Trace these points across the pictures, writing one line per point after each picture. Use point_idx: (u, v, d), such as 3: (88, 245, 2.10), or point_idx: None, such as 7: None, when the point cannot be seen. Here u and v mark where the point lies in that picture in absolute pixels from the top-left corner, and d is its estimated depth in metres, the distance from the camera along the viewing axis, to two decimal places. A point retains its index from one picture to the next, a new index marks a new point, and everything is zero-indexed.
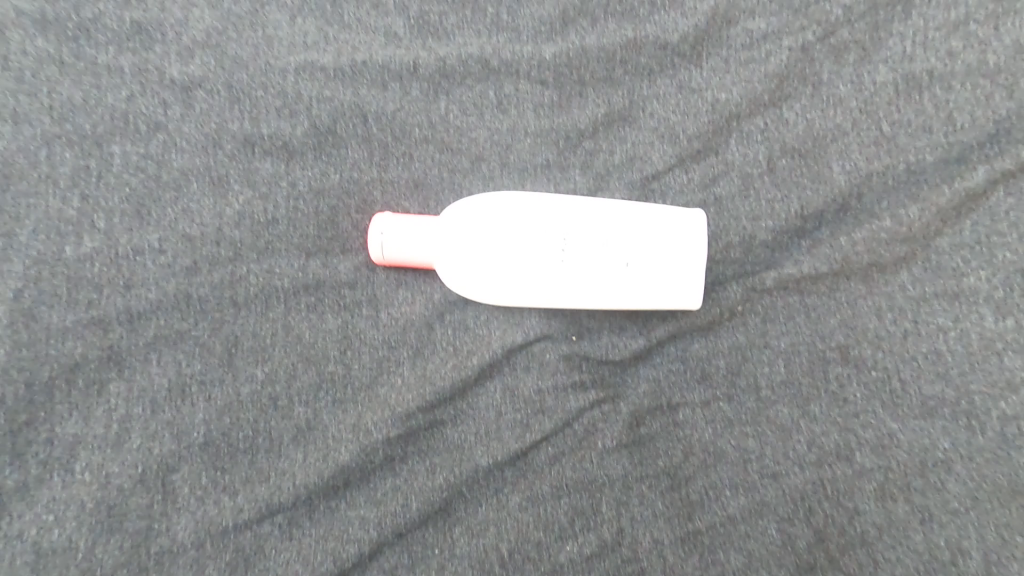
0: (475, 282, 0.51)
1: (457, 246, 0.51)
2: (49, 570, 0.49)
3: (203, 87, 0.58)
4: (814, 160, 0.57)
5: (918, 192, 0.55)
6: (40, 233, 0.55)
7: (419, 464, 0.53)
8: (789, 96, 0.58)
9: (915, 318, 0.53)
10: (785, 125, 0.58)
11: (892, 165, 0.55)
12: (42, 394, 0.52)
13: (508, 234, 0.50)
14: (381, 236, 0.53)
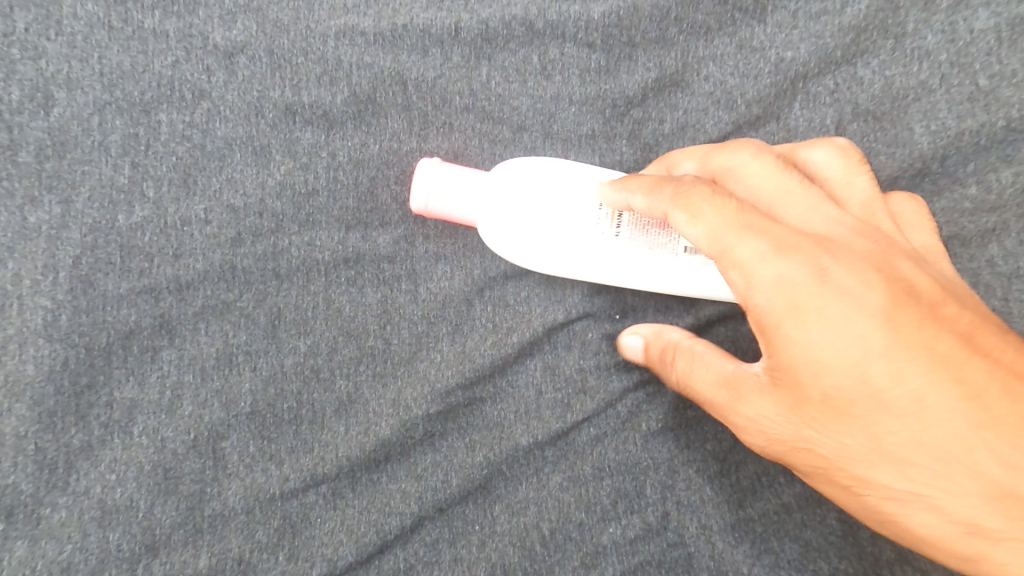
0: (519, 246, 0.51)
1: (503, 207, 0.50)
2: (112, 526, 0.52)
3: (245, 53, 0.57)
4: (893, 122, 0.53)
5: (1014, 154, 0.50)
6: (94, 201, 0.55)
7: (459, 440, 0.53)
8: (864, 52, 0.54)
9: (1005, 296, 0.49)
10: (859, 84, 0.54)
11: (989, 123, 0.51)
12: (101, 359, 0.54)
13: (563, 199, 0.49)
14: (427, 185, 0.50)
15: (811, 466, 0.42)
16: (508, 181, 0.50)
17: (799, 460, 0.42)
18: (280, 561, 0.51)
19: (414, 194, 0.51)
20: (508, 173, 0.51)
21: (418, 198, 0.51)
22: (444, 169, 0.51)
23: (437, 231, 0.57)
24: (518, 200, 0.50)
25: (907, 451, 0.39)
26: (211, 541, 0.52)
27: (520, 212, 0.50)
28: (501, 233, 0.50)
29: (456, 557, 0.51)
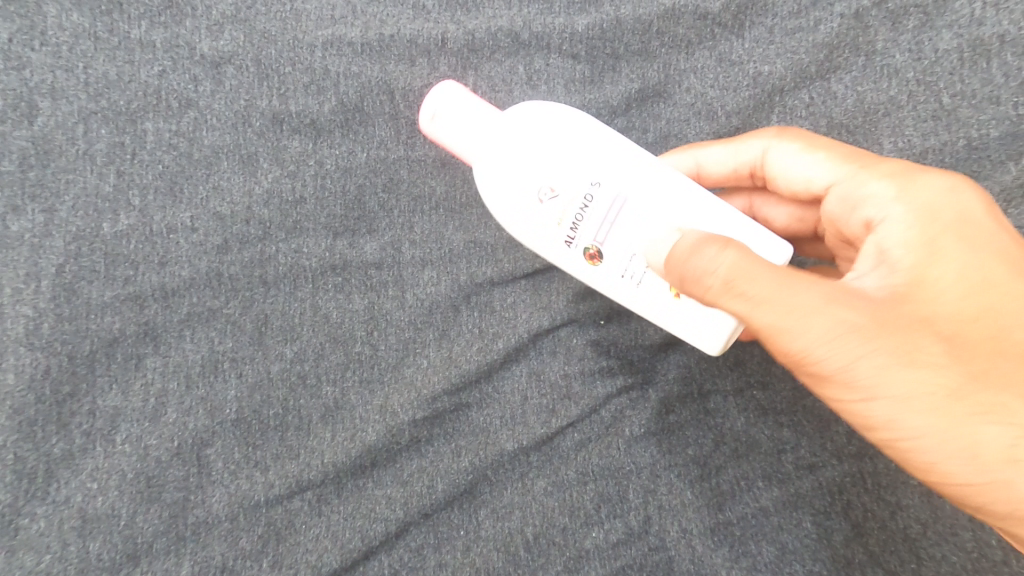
0: (503, 196, 0.46)
1: (503, 148, 0.45)
2: (94, 535, 0.51)
3: (232, 62, 0.57)
4: (863, 137, 0.55)
5: (978, 171, 0.52)
6: (78, 210, 0.55)
7: (444, 446, 0.53)
8: (837, 67, 0.55)
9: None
10: (834, 98, 0.55)
11: (951, 141, 0.53)
12: (83, 367, 0.53)
13: (561, 158, 0.43)
14: (439, 105, 0.47)
15: (895, 377, 0.37)
16: (530, 128, 0.45)
17: (880, 374, 0.37)
18: (263, 568, 0.51)
19: (426, 102, 0.47)
20: (537, 111, 0.45)
21: (429, 106, 0.47)
22: (463, 94, 0.47)
23: (423, 236, 0.57)
24: (534, 150, 0.44)
25: (990, 371, 0.38)
26: (193, 549, 0.51)
27: (515, 154, 0.44)
28: (491, 173, 0.46)
29: (441, 562, 0.51)
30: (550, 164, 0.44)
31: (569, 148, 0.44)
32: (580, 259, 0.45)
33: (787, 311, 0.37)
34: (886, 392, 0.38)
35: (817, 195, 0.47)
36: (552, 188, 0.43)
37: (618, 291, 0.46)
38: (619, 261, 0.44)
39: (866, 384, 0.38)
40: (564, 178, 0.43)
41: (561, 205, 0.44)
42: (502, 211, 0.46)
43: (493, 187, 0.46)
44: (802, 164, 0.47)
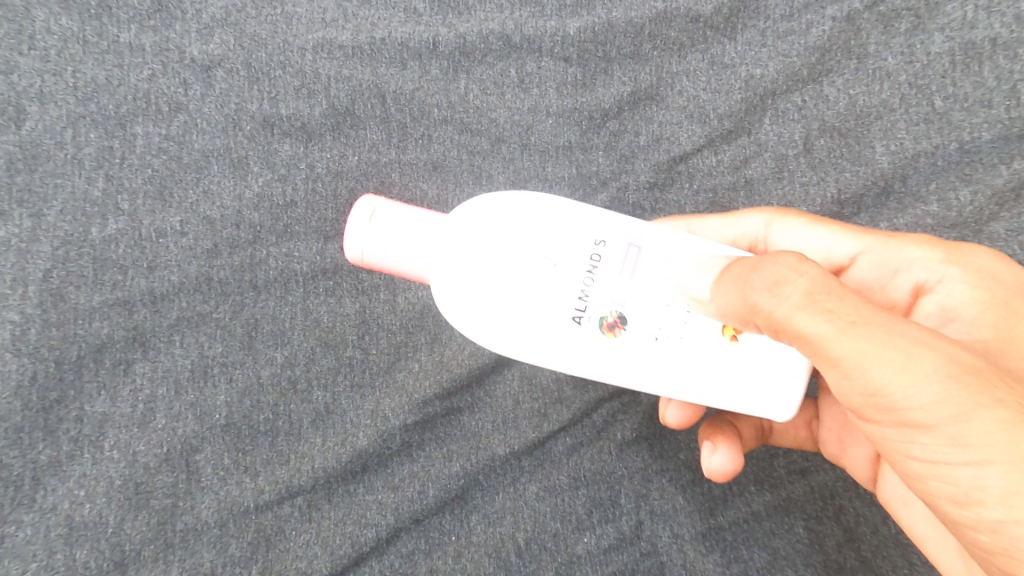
0: (480, 313, 0.42)
1: (466, 256, 0.42)
2: (81, 543, 0.51)
3: (223, 66, 0.57)
4: (856, 140, 0.55)
5: (970, 173, 0.52)
6: (67, 214, 0.55)
7: (436, 451, 0.53)
8: (829, 70, 0.56)
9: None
10: (826, 101, 0.56)
11: (943, 144, 0.53)
12: (71, 373, 0.53)
13: (534, 254, 0.41)
14: (372, 218, 0.45)
15: (1012, 440, 0.29)
16: (500, 212, 0.42)
17: (987, 436, 0.29)
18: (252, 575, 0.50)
19: (352, 215, 0.45)
20: (498, 201, 0.43)
21: (364, 211, 0.45)
22: (394, 204, 0.46)
23: None
24: (519, 227, 0.42)
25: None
26: (182, 556, 0.51)
27: (484, 262, 0.41)
28: (457, 288, 0.42)
29: (432, 568, 0.51)
30: (541, 236, 0.41)
31: (557, 222, 0.42)
32: (591, 338, 0.40)
33: (886, 342, 0.30)
34: (1003, 457, 0.29)
35: (835, 267, 0.46)
36: (546, 260, 0.41)
37: (641, 375, 0.40)
38: (641, 335, 0.40)
39: (977, 443, 0.30)
40: (560, 247, 0.41)
41: (561, 277, 0.41)
42: (480, 306, 0.42)
43: (470, 274, 0.42)
44: (816, 237, 0.46)
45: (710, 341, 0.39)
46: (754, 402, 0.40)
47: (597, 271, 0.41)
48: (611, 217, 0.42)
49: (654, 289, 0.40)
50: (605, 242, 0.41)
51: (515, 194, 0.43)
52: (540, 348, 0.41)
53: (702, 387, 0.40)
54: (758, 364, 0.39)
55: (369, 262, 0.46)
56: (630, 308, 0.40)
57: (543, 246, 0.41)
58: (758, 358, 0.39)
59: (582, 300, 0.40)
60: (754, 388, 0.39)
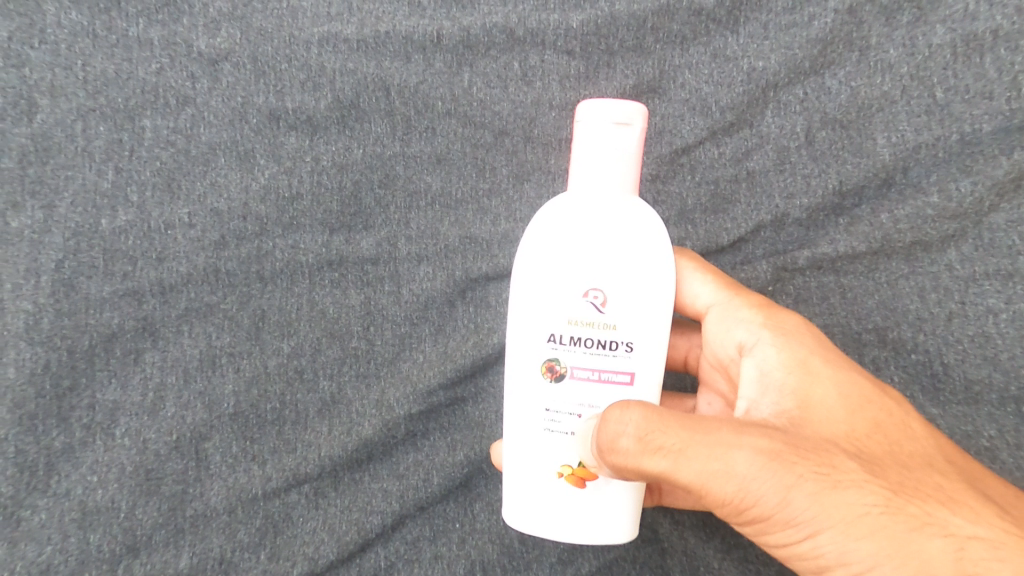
0: (536, 267, 0.44)
1: (574, 218, 0.43)
2: (94, 527, 0.52)
3: (229, 60, 0.58)
4: (858, 132, 0.55)
5: (971, 165, 0.54)
6: (77, 206, 0.56)
7: (441, 439, 0.54)
8: (831, 62, 0.55)
9: (961, 299, 0.54)
10: (828, 93, 0.56)
11: (944, 136, 0.54)
12: (83, 362, 0.54)
13: (603, 266, 0.42)
14: (621, 127, 0.41)
15: (823, 507, 0.34)
16: (624, 221, 0.43)
17: (812, 510, 0.35)
18: (261, 560, 0.52)
19: (618, 102, 0.41)
20: (641, 222, 0.43)
21: (632, 116, 0.41)
22: (643, 142, 0.42)
23: (419, 232, 0.57)
24: (621, 245, 0.42)
25: (908, 482, 0.36)
26: (192, 541, 0.52)
27: (576, 234, 0.43)
28: (547, 233, 0.43)
29: (436, 554, 0.52)
30: (621, 287, 0.42)
31: (629, 299, 0.43)
32: (542, 358, 0.43)
33: (710, 459, 0.35)
34: (826, 524, 0.34)
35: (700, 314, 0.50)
36: (604, 301, 0.42)
37: (528, 416, 0.44)
38: (550, 400, 0.43)
39: (804, 520, 0.35)
40: (616, 312, 0.43)
41: (603, 313, 0.42)
42: (547, 237, 0.43)
43: (562, 215, 0.43)
44: (692, 284, 0.50)
45: (555, 457, 0.44)
46: (511, 494, 0.46)
47: (605, 354, 0.43)
48: (657, 341, 0.43)
49: (603, 399, 0.43)
50: (631, 352, 0.43)
51: (652, 233, 0.43)
52: (531, 318, 0.44)
53: (522, 465, 0.45)
54: (556, 497, 0.44)
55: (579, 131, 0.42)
56: (573, 386, 0.43)
57: (613, 288, 0.42)
58: (562, 502, 0.44)
59: (581, 343, 0.43)
60: (538, 501, 0.45)
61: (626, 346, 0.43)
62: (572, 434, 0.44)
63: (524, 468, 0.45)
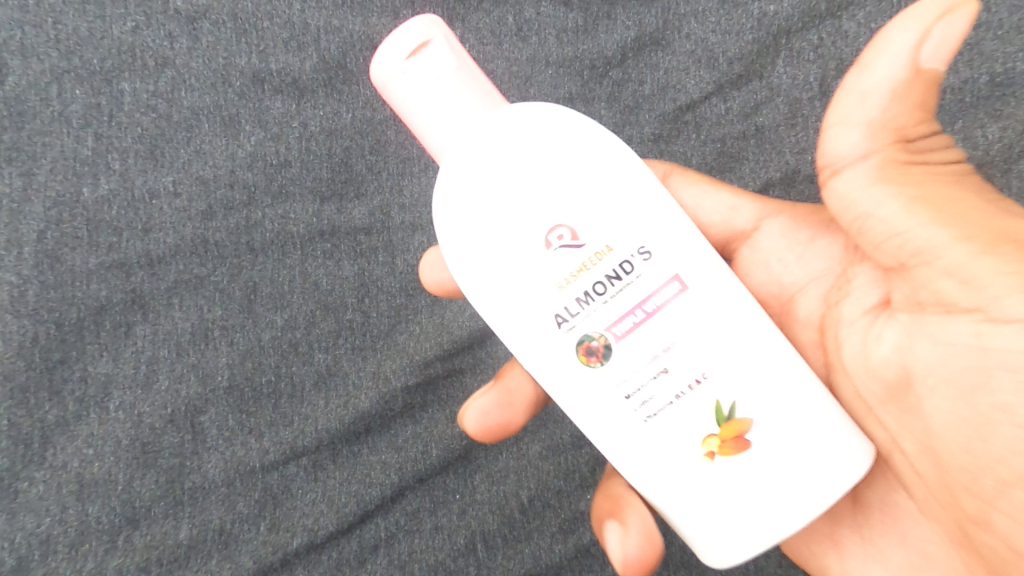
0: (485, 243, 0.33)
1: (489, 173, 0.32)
2: (92, 499, 0.51)
3: (208, 17, 0.55)
4: None
5: (1001, 109, 0.51)
6: (57, 173, 0.54)
7: (439, 412, 0.53)
8: (850, 4, 0.54)
9: None
10: (845, 37, 0.54)
11: (972, 78, 0.52)
12: (72, 334, 0.53)
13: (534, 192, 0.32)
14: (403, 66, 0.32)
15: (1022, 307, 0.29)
16: (520, 130, 0.32)
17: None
18: (261, 532, 0.51)
19: (398, 34, 0.32)
20: (539, 117, 0.33)
21: (422, 27, 0.32)
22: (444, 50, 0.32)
23: (413, 200, 0.56)
24: (568, 152, 0.32)
25: None
26: (192, 513, 0.51)
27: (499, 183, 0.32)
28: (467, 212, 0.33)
29: (436, 525, 0.51)
30: (582, 208, 0.32)
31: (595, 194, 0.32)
32: (563, 348, 0.32)
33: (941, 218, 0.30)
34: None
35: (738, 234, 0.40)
36: (580, 229, 0.31)
37: (586, 417, 0.32)
38: (615, 379, 0.32)
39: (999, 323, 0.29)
40: (603, 232, 0.32)
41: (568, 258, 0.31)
42: (458, 202, 0.33)
43: (469, 156, 0.32)
44: (718, 202, 0.41)
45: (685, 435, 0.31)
46: (704, 517, 0.32)
47: (628, 286, 0.31)
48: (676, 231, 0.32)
49: (683, 325, 0.31)
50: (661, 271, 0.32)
51: (588, 126, 0.33)
52: (510, 316, 0.32)
53: (655, 474, 0.32)
54: (766, 483, 0.31)
55: (391, 94, 0.33)
56: (627, 345, 0.31)
57: (572, 208, 0.32)
58: (775, 473, 0.31)
59: (599, 303, 0.31)
60: (788, 492, 0.31)
61: (651, 257, 0.32)
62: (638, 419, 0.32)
63: (688, 495, 0.32)
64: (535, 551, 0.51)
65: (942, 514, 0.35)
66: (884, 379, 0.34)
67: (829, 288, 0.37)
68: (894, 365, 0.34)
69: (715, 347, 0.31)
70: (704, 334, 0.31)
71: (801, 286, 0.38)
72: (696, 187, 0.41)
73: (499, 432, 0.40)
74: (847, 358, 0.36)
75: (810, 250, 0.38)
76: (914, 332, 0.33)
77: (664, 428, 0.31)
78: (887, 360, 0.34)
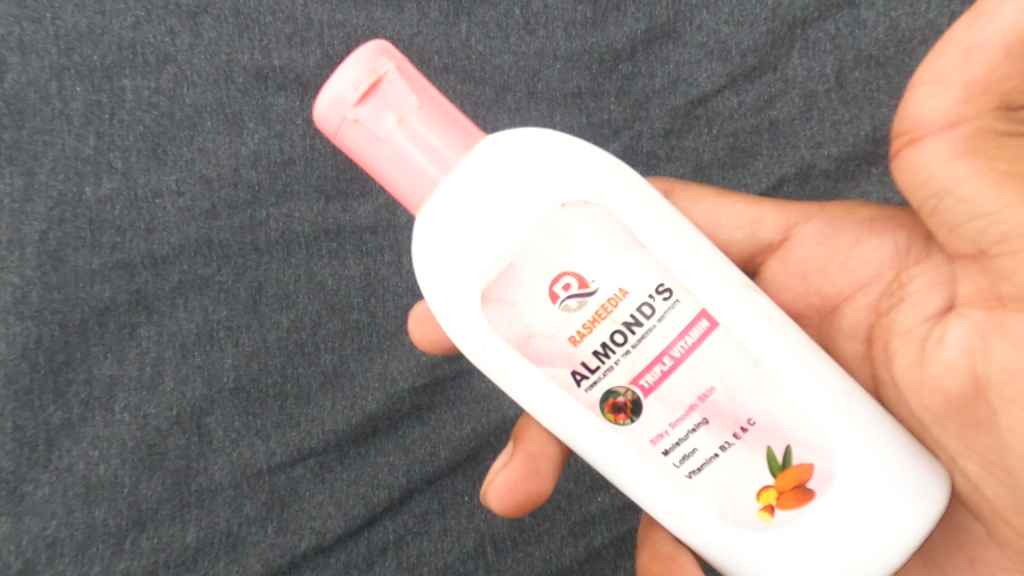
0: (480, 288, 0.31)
1: (477, 212, 0.30)
2: (98, 501, 0.50)
3: (209, 12, 0.54)
4: (896, 69, 0.52)
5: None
6: (59, 172, 0.53)
7: (447, 413, 0.53)
8: None
9: None
10: (863, 26, 0.53)
11: None
12: (76, 336, 0.52)
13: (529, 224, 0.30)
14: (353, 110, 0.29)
15: None
16: (503, 155, 0.30)
17: None
18: (269, 535, 0.50)
19: (340, 75, 0.29)
20: (523, 141, 0.31)
21: (369, 63, 0.29)
22: (400, 86, 0.29)
23: None
24: (560, 179, 0.30)
25: None
26: (199, 515, 0.50)
27: (491, 216, 0.30)
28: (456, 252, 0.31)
29: (445, 528, 0.51)
30: (587, 253, 0.30)
31: (599, 231, 0.30)
32: (588, 408, 0.31)
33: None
34: None
35: (764, 244, 0.40)
36: (587, 276, 0.30)
37: (624, 476, 0.31)
38: (646, 435, 0.30)
39: None
40: (614, 276, 0.30)
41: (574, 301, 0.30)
42: (444, 248, 0.31)
43: (449, 201, 0.30)
44: (735, 215, 0.40)
45: (733, 489, 0.30)
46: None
47: (651, 331, 0.30)
48: (695, 267, 0.30)
49: (713, 370, 0.30)
50: (681, 315, 0.30)
51: (579, 150, 0.31)
52: (529, 377, 0.31)
53: (713, 535, 0.31)
54: (829, 531, 0.29)
55: (345, 140, 0.30)
56: (657, 396, 0.30)
57: (576, 254, 0.30)
58: (839, 522, 0.29)
59: (619, 355, 0.30)
60: (857, 542, 0.29)
61: (670, 295, 0.30)
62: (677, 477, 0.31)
63: (747, 549, 0.30)
64: (545, 554, 0.50)
65: (1016, 541, 0.32)
66: (947, 391, 0.32)
67: (877, 296, 0.36)
68: (961, 373, 0.32)
69: (747, 389, 0.30)
70: (735, 378, 0.30)
71: (847, 295, 0.37)
72: (709, 202, 0.41)
73: (527, 504, 0.39)
74: (899, 370, 0.34)
75: (854, 257, 0.37)
76: (991, 334, 0.31)
77: (709, 483, 0.30)
78: (954, 366, 0.32)
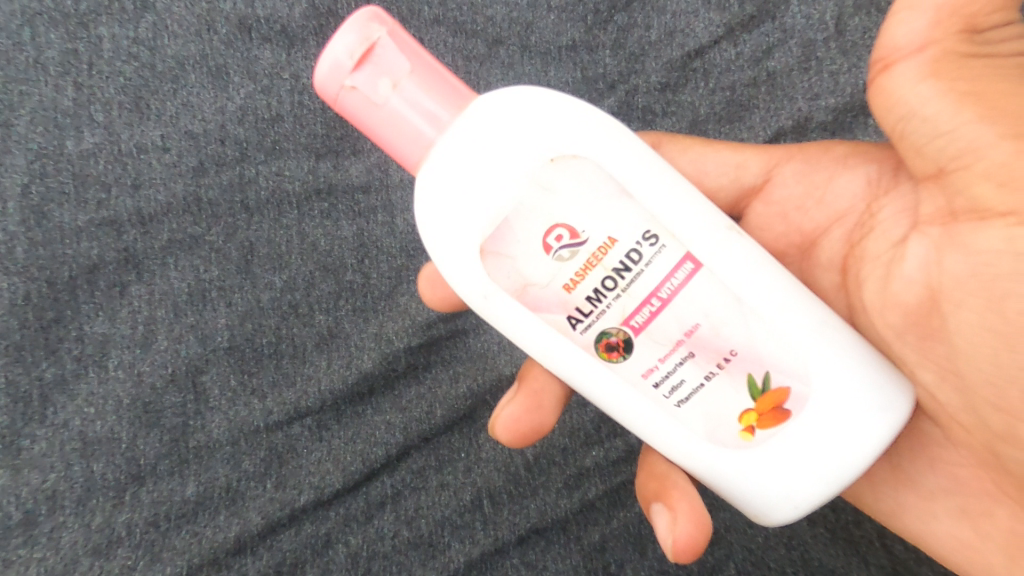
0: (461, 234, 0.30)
1: (457, 162, 0.29)
2: (96, 456, 0.50)
3: None
4: None
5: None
6: (37, 125, 0.52)
7: (442, 372, 0.53)
8: None
9: None
10: None
11: None
12: (65, 293, 0.51)
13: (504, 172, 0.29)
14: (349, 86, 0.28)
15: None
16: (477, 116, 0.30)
17: None
18: (268, 489, 0.50)
19: (332, 45, 0.28)
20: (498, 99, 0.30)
21: (363, 29, 0.28)
22: (394, 55, 0.28)
23: None
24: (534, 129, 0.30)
25: None
26: (197, 471, 0.50)
27: (470, 165, 0.29)
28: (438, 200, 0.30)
29: (442, 482, 0.51)
30: (576, 201, 0.29)
31: (579, 176, 0.29)
32: (582, 349, 0.30)
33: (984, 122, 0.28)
34: None
35: (748, 189, 0.40)
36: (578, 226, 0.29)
37: (614, 407, 0.32)
38: (637, 372, 0.30)
39: None
40: (603, 222, 0.29)
41: (559, 242, 0.29)
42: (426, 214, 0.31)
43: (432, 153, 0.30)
44: (720, 162, 0.40)
45: (718, 419, 0.31)
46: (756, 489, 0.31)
47: (640, 274, 0.29)
48: (678, 211, 0.30)
49: (701, 306, 0.30)
50: (668, 256, 0.29)
51: (557, 99, 0.30)
52: (525, 322, 0.31)
53: (699, 459, 0.31)
54: (806, 447, 0.30)
55: (344, 110, 0.29)
56: (647, 335, 0.30)
57: (562, 202, 0.29)
58: (814, 435, 0.30)
59: (611, 298, 0.29)
60: (832, 451, 0.30)
61: (657, 240, 0.29)
62: (665, 408, 0.31)
63: (731, 467, 0.31)
64: (541, 505, 0.51)
65: (970, 440, 0.33)
66: (906, 304, 0.33)
67: (851, 228, 0.36)
68: (919, 285, 0.33)
69: (733, 324, 0.30)
70: (722, 317, 0.30)
71: (824, 229, 0.38)
72: (694, 152, 0.40)
73: (531, 435, 0.39)
74: (869, 295, 0.35)
75: (830, 191, 0.37)
76: (945, 246, 0.31)
77: (697, 412, 0.31)
78: (914, 279, 0.33)
